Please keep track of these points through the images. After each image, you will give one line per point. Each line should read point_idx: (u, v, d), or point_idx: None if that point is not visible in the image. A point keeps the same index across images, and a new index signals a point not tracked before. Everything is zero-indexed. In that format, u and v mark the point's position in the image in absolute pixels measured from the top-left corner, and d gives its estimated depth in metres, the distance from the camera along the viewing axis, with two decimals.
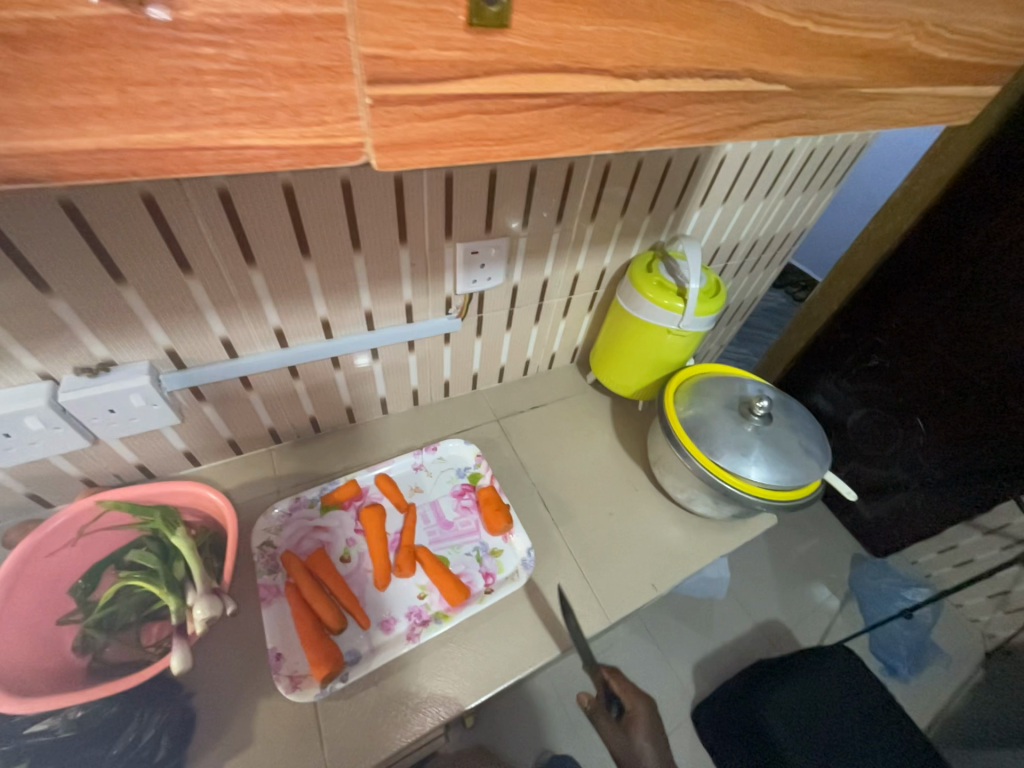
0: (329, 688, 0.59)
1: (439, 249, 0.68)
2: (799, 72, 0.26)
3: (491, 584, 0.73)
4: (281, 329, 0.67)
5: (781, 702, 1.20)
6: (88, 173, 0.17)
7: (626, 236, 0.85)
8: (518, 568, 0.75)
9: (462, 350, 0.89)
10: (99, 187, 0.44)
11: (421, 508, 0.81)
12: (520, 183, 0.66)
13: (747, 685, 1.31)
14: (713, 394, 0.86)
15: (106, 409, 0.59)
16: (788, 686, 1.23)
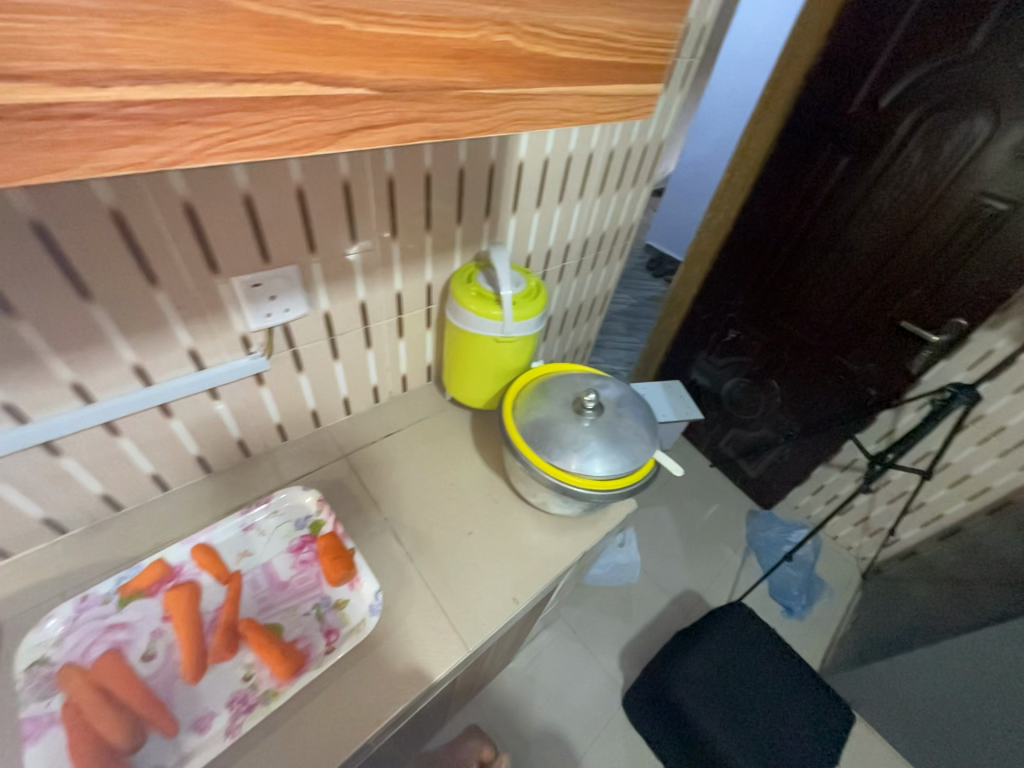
0: None
1: (208, 286, 0.62)
2: (373, 74, 0.25)
3: (333, 641, 0.66)
4: (12, 403, 0.55)
5: (690, 673, 1.27)
6: None
7: (442, 249, 0.84)
8: (365, 617, 0.69)
9: (285, 388, 0.82)
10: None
11: (250, 574, 0.72)
12: (290, 207, 0.62)
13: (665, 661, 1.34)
14: (552, 394, 0.87)
15: None
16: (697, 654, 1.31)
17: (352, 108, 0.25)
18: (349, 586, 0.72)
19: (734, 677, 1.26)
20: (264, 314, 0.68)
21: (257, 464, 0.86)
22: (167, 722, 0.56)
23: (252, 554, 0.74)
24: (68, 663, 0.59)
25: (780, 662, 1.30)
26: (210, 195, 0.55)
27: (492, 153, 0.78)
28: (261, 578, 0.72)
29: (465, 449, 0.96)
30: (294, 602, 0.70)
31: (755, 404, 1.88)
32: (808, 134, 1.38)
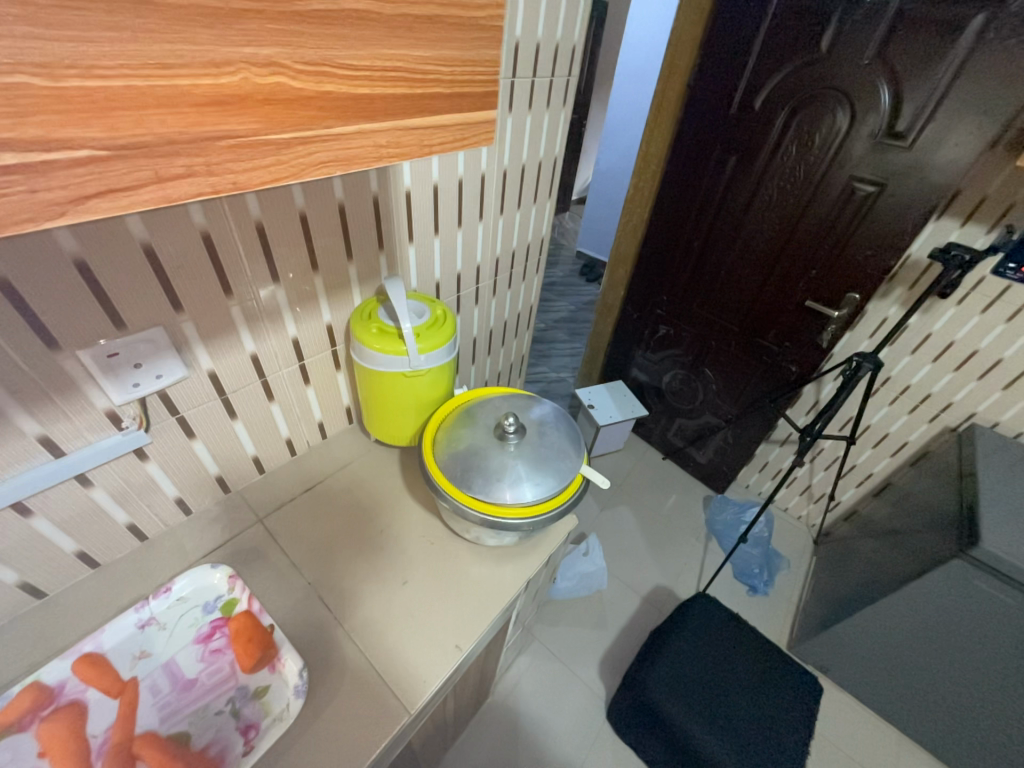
0: None
1: (52, 365, 0.54)
2: (99, 133, 0.21)
3: (253, 738, 0.59)
4: None
5: (664, 673, 1.25)
6: None
7: (337, 288, 0.81)
8: (290, 701, 0.62)
9: (178, 460, 0.74)
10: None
11: (150, 678, 0.64)
12: (143, 268, 0.56)
13: (639, 663, 1.32)
14: (474, 423, 0.84)
15: None
16: (668, 654, 1.30)
17: (79, 173, 0.22)
18: (269, 670, 0.65)
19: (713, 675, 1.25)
20: (129, 386, 0.61)
21: (157, 547, 0.77)
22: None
23: (152, 654, 0.66)
24: None
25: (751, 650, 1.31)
26: (35, 264, 0.48)
27: (374, 186, 0.76)
28: (163, 681, 0.64)
29: (395, 491, 0.91)
30: (204, 701, 0.62)
31: (693, 393, 1.94)
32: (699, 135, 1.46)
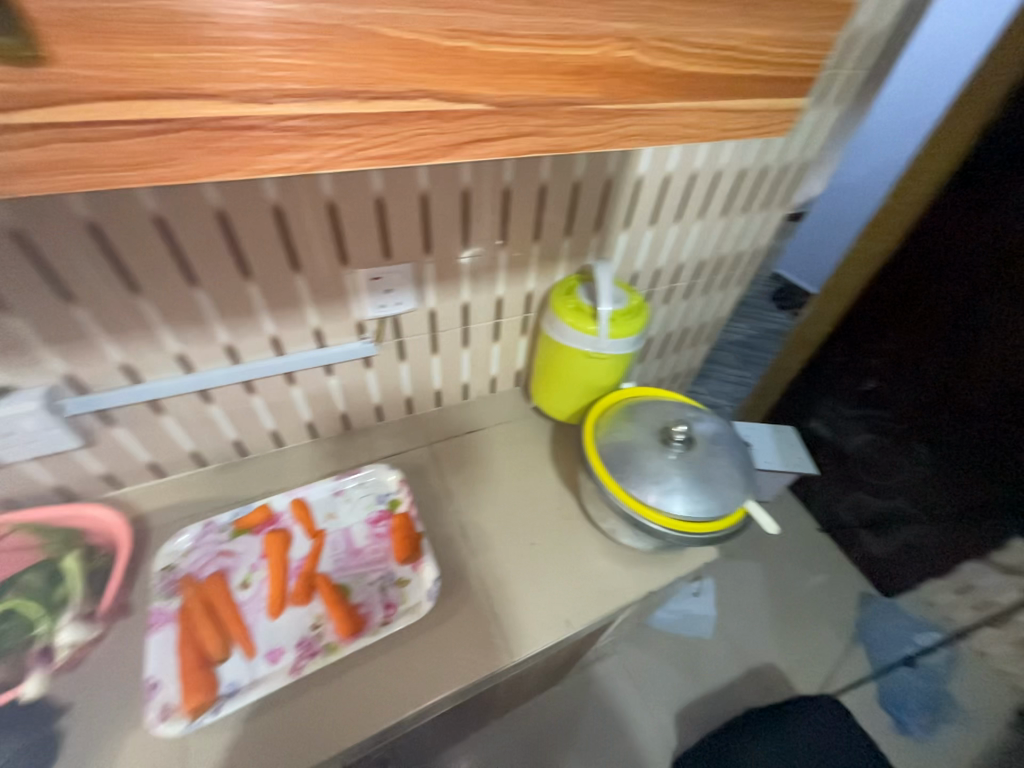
0: (196, 722, 0.58)
1: (338, 275, 0.70)
2: (492, 91, 0.26)
3: (390, 615, 0.71)
4: (185, 355, 0.69)
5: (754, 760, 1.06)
6: None
7: (547, 260, 0.85)
8: (422, 600, 0.72)
9: (387, 375, 0.90)
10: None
11: (333, 534, 0.79)
12: (413, 213, 0.68)
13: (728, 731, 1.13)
14: (639, 419, 0.82)
15: (3, 432, 0.61)
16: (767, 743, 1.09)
17: (469, 122, 0.27)
18: (412, 568, 0.76)
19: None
20: (378, 306, 0.76)
21: (355, 438, 0.95)
22: (249, 646, 0.65)
23: (338, 517, 0.81)
24: (188, 575, 0.71)
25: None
26: (350, 198, 0.62)
27: (611, 168, 0.77)
28: (340, 541, 0.78)
29: (541, 459, 0.96)
30: (364, 571, 0.75)
31: (882, 480, 1.57)
32: (986, 181, 1.10)
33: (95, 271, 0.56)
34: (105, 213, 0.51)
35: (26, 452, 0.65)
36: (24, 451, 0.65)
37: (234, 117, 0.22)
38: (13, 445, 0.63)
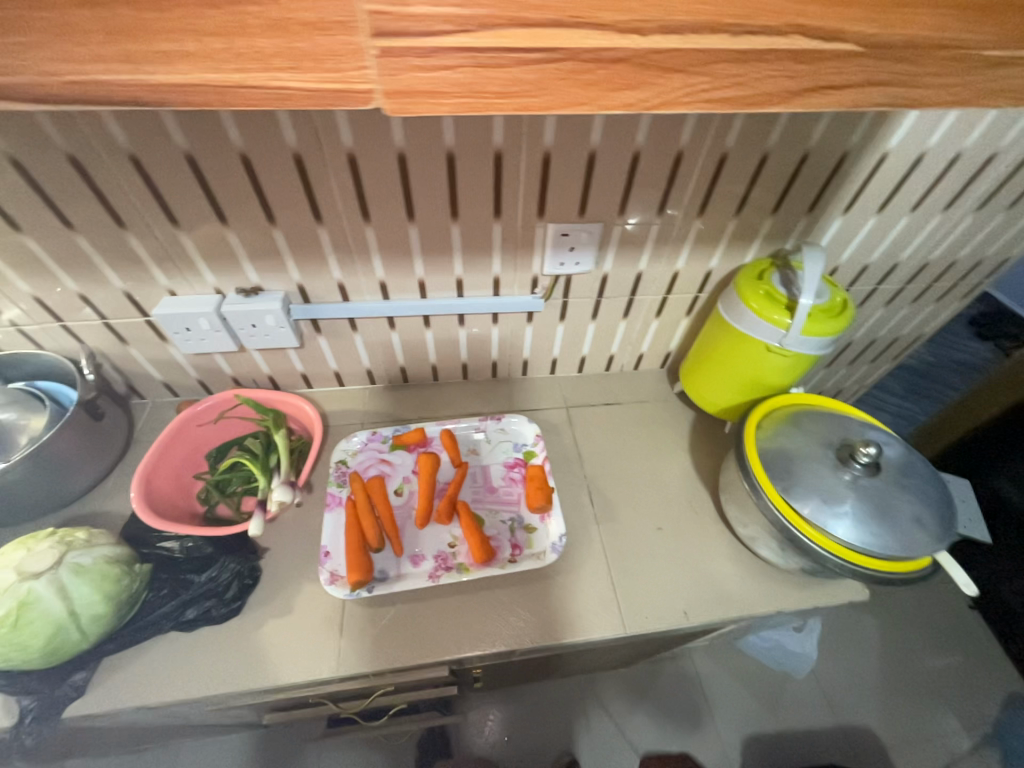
0: (356, 594, 0.68)
1: (531, 227, 0.71)
2: (870, 28, 0.23)
3: (517, 555, 0.75)
4: (386, 283, 0.77)
5: None
6: (187, 99, 0.22)
7: (740, 239, 0.78)
8: (546, 550, 0.76)
9: (543, 333, 0.91)
10: (251, 116, 0.54)
11: (473, 468, 0.86)
12: (620, 172, 0.66)
13: None
14: (811, 429, 0.74)
15: (250, 323, 0.75)
16: None
17: (826, 65, 0.24)
18: (540, 517, 0.80)
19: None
20: (558, 263, 0.76)
21: (498, 386, 1.00)
22: (398, 544, 0.75)
23: (478, 453, 0.88)
24: (356, 471, 0.82)
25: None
26: (564, 150, 0.62)
27: (853, 140, 0.67)
28: (479, 476, 0.85)
29: (677, 447, 0.93)
30: (497, 507, 0.81)
31: None
32: None
33: (340, 197, 0.64)
34: (313, 135, 0.57)
35: (260, 343, 0.79)
36: (259, 342, 0.79)
37: (609, 47, 0.22)
38: (254, 336, 0.78)
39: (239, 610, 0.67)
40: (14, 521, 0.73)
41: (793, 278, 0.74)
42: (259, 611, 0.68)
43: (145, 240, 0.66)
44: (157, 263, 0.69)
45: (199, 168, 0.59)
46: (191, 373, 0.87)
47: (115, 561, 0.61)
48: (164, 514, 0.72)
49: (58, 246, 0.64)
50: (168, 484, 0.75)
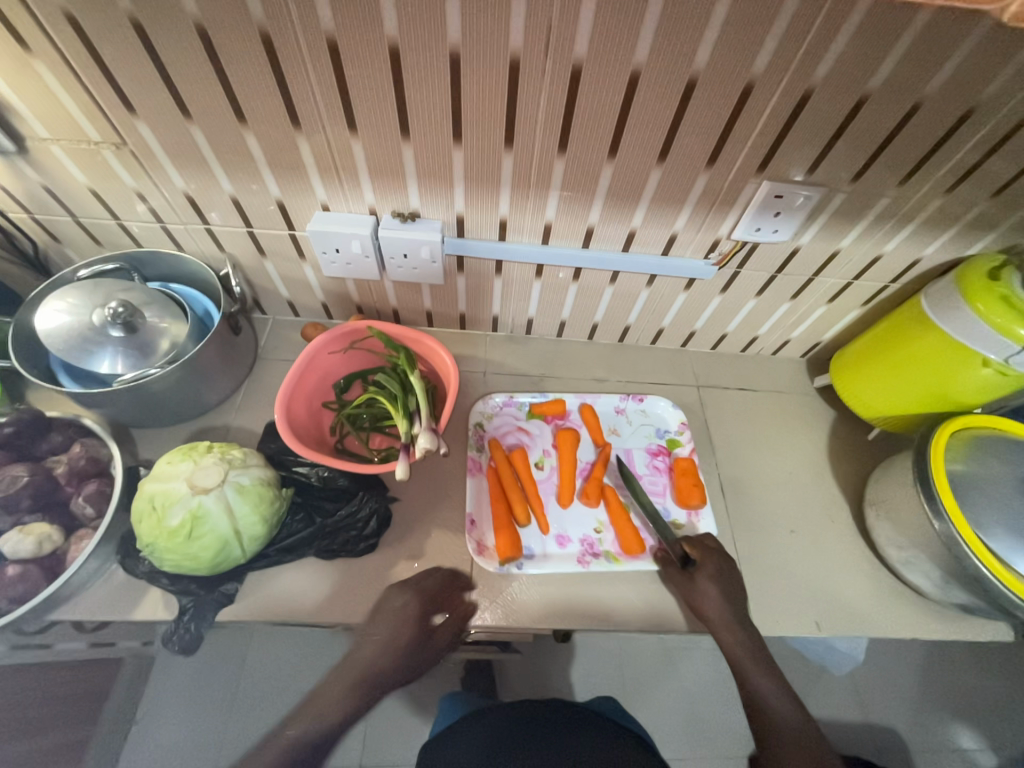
0: (505, 569, 0.69)
1: (742, 182, 0.61)
2: None
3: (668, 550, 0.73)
4: (551, 225, 0.68)
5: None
6: None
7: (976, 227, 0.66)
8: None
9: (695, 302, 0.82)
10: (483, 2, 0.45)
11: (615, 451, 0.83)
12: (883, 125, 0.54)
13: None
14: (1006, 458, 0.65)
15: (402, 253, 0.69)
16: None
17: None
18: (688, 514, 0.78)
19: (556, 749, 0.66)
20: (753, 227, 0.66)
21: (624, 352, 0.93)
22: (545, 522, 0.74)
23: (619, 436, 0.85)
24: (494, 437, 0.81)
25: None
26: (833, 87, 0.50)
27: None
28: (621, 461, 0.82)
29: (814, 447, 0.86)
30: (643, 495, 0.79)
31: None
32: None
33: (543, 120, 0.54)
34: (545, 37, 0.47)
35: (405, 274, 0.73)
36: (404, 273, 0.73)
37: None
38: (402, 267, 0.72)
39: (376, 546, 0.68)
40: (155, 423, 0.73)
41: None
42: (392, 550, 0.68)
43: (318, 147, 0.59)
44: (319, 172, 0.62)
45: (399, 69, 0.51)
46: (319, 296, 0.83)
47: (268, 482, 0.60)
48: (301, 440, 0.70)
49: (223, 139, 0.58)
50: (303, 410, 0.74)
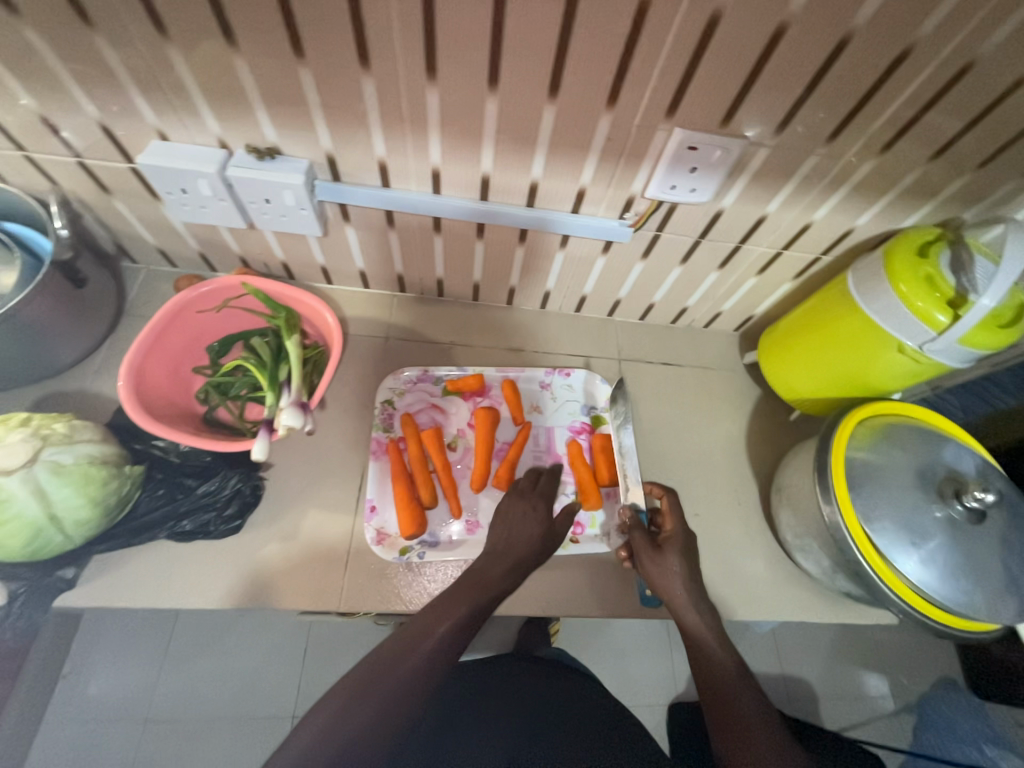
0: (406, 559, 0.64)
1: (651, 129, 0.52)
2: None
3: (579, 534, 0.71)
4: (439, 171, 0.59)
5: None
6: None
7: (912, 196, 0.59)
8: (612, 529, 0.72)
9: (616, 268, 0.75)
10: None
11: (536, 429, 0.78)
12: (803, 67, 0.45)
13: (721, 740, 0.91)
14: (909, 448, 0.63)
15: (263, 198, 0.59)
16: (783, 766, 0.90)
17: None
18: (608, 493, 0.75)
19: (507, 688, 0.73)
20: (668, 184, 0.58)
21: (546, 320, 0.86)
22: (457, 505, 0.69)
23: (542, 412, 0.79)
24: (406, 414, 0.74)
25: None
26: (746, 11, 0.41)
27: None
28: (541, 439, 0.78)
29: (733, 427, 0.82)
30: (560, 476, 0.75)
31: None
32: None
33: (399, 31, 0.44)
34: None
35: (274, 223, 0.64)
36: (273, 223, 0.64)
37: None
38: (268, 215, 0.62)
39: (241, 529, 0.62)
40: None
41: (965, 263, 0.57)
42: (261, 532, 0.63)
43: (129, 54, 0.47)
44: (140, 89, 0.50)
45: None
46: (191, 244, 0.72)
47: (101, 461, 0.55)
48: (155, 412, 0.62)
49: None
50: (163, 376, 0.66)
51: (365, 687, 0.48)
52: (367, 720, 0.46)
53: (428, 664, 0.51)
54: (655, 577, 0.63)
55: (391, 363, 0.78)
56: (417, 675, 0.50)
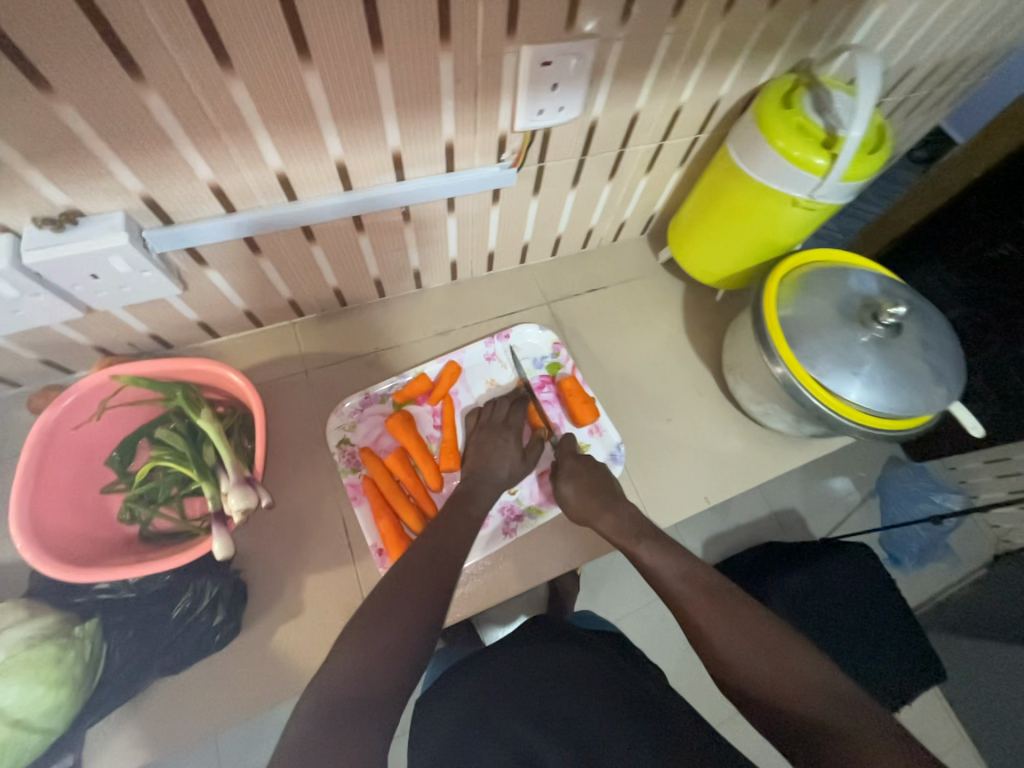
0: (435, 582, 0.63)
1: (497, 57, 0.47)
2: None
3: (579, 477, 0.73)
4: (286, 175, 0.51)
5: (790, 587, 0.99)
6: None
7: (764, 50, 0.59)
8: (607, 463, 0.74)
9: (513, 214, 0.71)
10: None
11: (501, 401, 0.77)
12: None
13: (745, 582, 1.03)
14: (827, 291, 0.67)
15: (89, 273, 0.49)
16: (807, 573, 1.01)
17: None
18: (591, 431, 0.76)
19: (552, 656, 0.65)
20: (535, 111, 0.53)
21: (462, 291, 0.81)
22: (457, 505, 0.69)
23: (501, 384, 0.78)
24: (366, 447, 0.69)
25: (858, 622, 0.99)
26: None
27: None
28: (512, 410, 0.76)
29: (672, 326, 0.85)
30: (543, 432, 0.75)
31: None
32: None
33: (156, 12, 0.35)
34: None
35: (117, 299, 0.53)
36: (114, 298, 0.53)
37: None
38: (105, 291, 0.52)
39: (237, 632, 0.57)
40: None
41: (826, 102, 0.59)
42: (266, 620, 0.58)
43: None
44: None
45: None
46: (26, 355, 0.59)
47: (42, 639, 0.47)
48: (79, 558, 0.53)
49: None
50: (69, 515, 0.56)
51: (372, 627, 0.48)
52: (379, 659, 0.46)
53: (438, 581, 0.53)
54: (568, 507, 0.66)
55: (322, 396, 0.71)
56: (433, 589, 0.52)
